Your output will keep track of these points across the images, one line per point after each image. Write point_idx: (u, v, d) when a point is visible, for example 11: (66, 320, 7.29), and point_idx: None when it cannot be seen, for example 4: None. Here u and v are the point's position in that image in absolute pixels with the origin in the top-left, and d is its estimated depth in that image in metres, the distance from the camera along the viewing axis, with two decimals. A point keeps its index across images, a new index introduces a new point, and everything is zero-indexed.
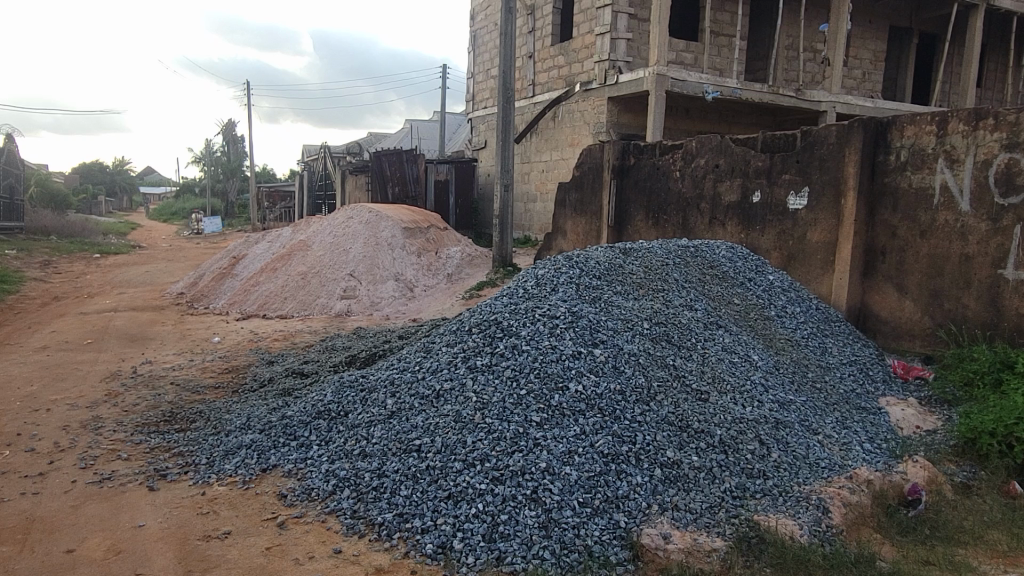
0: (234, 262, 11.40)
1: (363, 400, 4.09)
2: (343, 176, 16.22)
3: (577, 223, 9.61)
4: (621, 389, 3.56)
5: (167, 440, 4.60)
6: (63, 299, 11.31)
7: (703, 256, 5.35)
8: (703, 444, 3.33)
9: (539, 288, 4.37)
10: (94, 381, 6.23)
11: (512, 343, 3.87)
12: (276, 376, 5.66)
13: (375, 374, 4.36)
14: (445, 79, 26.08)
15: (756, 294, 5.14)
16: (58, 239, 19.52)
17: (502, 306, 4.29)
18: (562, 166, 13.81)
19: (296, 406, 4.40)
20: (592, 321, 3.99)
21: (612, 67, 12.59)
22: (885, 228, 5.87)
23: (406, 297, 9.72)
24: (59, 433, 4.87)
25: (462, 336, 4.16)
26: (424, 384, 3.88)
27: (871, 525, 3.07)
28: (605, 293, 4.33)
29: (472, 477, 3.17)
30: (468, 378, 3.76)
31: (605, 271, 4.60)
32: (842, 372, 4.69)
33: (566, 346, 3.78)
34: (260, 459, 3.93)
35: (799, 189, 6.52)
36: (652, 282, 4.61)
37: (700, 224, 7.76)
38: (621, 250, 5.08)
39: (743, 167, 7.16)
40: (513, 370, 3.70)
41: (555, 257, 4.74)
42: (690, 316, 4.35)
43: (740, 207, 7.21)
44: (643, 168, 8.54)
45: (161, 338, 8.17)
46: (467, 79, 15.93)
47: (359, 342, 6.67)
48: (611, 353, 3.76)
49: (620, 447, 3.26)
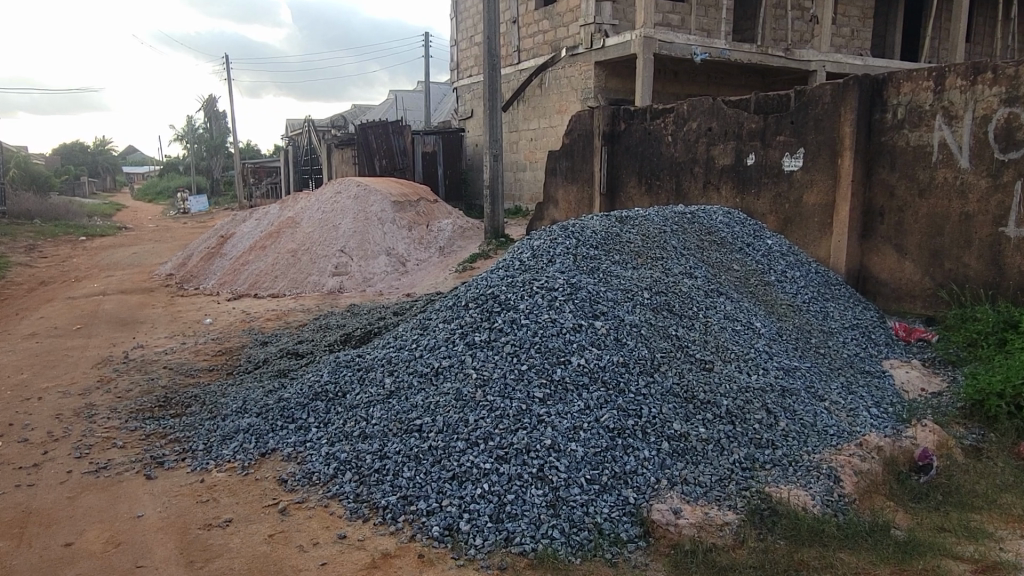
0: (223, 241, 11.23)
1: (361, 380, 4.02)
2: (329, 150, 15.97)
3: (569, 191, 9.50)
4: (624, 361, 3.50)
5: (163, 427, 4.52)
6: (50, 284, 11.14)
7: (701, 222, 5.27)
8: (710, 415, 3.32)
9: (536, 260, 4.26)
10: (85, 367, 6.13)
11: (511, 317, 3.78)
12: (271, 357, 5.58)
13: (372, 353, 4.29)
14: (428, 47, 25.64)
15: (756, 259, 5.08)
16: (43, 222, 19.25)
17: (498, 279, 4.18)
18: (551, 134, 13.63)
19: (292, 388, 4.32)
20: (592, 291, 3.91)
21: (598, 30, 12.36)
22: (883, 188, 5.79)
23: (399, 272, 9.62)
24: (52, 422, 4.78)
25: (458, 311, 4.06)
26: (422, 362, 3.80)
27: (884, 492, 3.14)
28: (604, 263, 4.24)
29: (476, 456, 3.12)
30: (467, 354, 3.68)
31: (603, 239, 4.49)
32: (844, 337, 4.72)
33: (566, 319, 3.70)
34: (258, 443, 3.86)
35: (795, 150, 6.42)
36: (650, 250, 4.52)
37: (694, 189, 7.66)
38: (617, 217, 4.97)
39: (737, 130, 7.05)
40: (512, 344, 3.61)
41: (550, 227, 4.63)
42: (691, 284, 4.28)
43: (734, 170, 7.11)
44: (635, 133, 8.40)
45: (152, 321, 8.06)
46: (451, 47, 15.64)
47: (353, 320, 6.59)
48: (612, 324, 3.69)
49: (626, 421, 3.21)
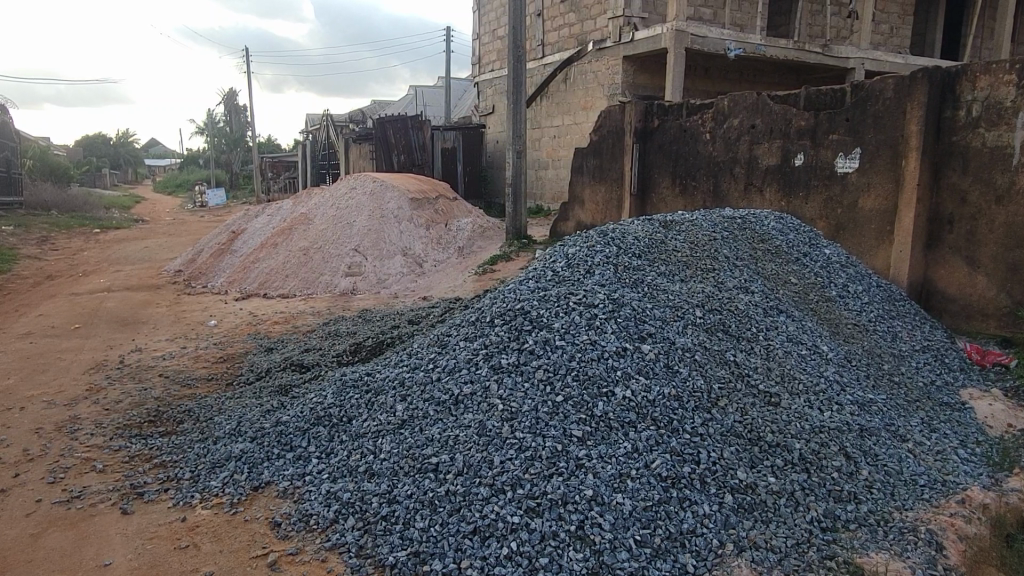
0: (233, 237, 10.79)
1: (370, 404, 3.51)
2: (346, 145, 15.54)
3: (596, 191, 8.97)
4: (678, 395, 2.95)
5: (150, 447, 4.06)
6: (56, 279, 10.76)
7: (752, 227, 4.71)
8: (780, 462, 2.79)
9: (571, 270, 3.70)
10: (77, 374, 5.69)
11: (543, 336, 3.24)
12: (274, 368, 5.09)
13: (382, 372, 3.78)
14: (448, 42, 25.16)
15: (814, 272, 4.52)
16: (59, 213, 18.99)
17: (528, 291, 3.63)
18: (575, 132, 13.11)
19: (291, 410, 3.81)
20: (637, 308, 3.36)
21: (627, 23, 11.82)
22: (954, 193, 5.23)
23: (416, 273, 9.12)
24: (31, 438, 4.33)
25: (481, 327, 3.53)
26: (439, 389, 3.28)
27: (996, 562, 2.55)
28: (649, 274, 3.69)
29: (503, 507, 2.60)
30: (491, 381, 3.15)
31: (647, 247, 3.94)
32: (917, 362, 4.16)
33: (608, 340, 3.16)
34: (251, 474, 3.38)
35: (850, 149, 5.88)
36: (701, 261, 3.96)
37: (734, 191, 7.11)
38: (661, 222, 4.41)
39: (784, 127, 6.50)
40: (545, 369, 3.08)
41: (586, 233, 4.07)
42: (748, 300, 3.71)
43: (781, 171, 6.56)
44: (669, 131, 7.86)
45: (154, 321, 7.62)
46: (473, 40, 15.16)
47: (364, 327, 6.09)
48: (661, 348, 3.15)
49: (682, 468, 2.69)
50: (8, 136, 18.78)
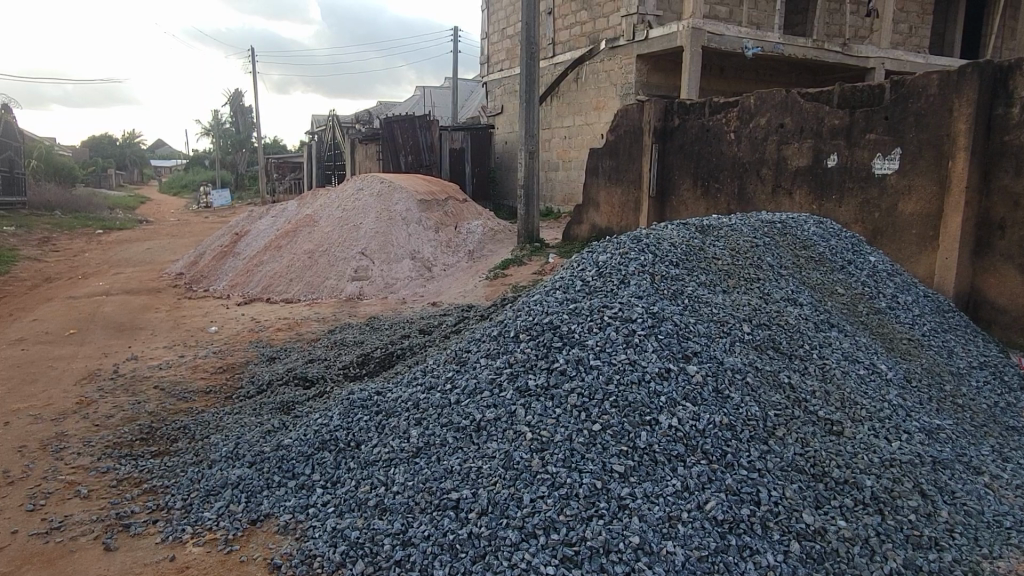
0: (236, 239, 10.48)
1: (380, 428, 3.17)
2: (353, 145, 15.23)
3: (611, 193, 8.63)
4: (730, 424, 2.59)
5: (140, 470, 3.73)
6: (54, 282, 10.47)
7: (793, 232, 4.34)
8: (850, 502, 2.41)
9: (603, 279, 3.34)
10: (68, 384, 5.36)
11: (575, 354, 2.88)
12: (276, 381, 4.75)
13: (394, 391, 3.43)
14: (456, 41, 24.80)
15: (861, 281, 4.16)
16: (63, 214, 18.73)
17: (556, 303, 3.27)
18: (587, 132, 12.76)
19: (293, 432, 3.46)
20: (680, 323, 3.00)
21: (641, 21, 11.49)
22: (1005, 196, 4.88)
23: (424, 277, 8.78)
24: (12, 457, 4.00)
25: (504, 343, 3.18)
26: (458, 414, 2.93)
27: None
28: (689, 284, 3.33)
29: (534, 554, 2.23)
30: (518, 406, 2.80)
31: (685, 254, 3.57)
32: (976, 380, 3.78)
33: (649, 360, 2.80)
34: (249, 506, 3.03)
35: (889, 149, 5.56)
36: (743, 269, 3.59)
37: (760, 193, 6.77)
38: (696, 227, 4.06)
39: (816, 126, 6.18)
40: (578, 393, 2.72)
41: (617, 239, 3.72)
42: (797, 314, 3.35)
43: (812, 173, 6.23)
44: (691, 130, 7.52)
45: (152, 327, 7.31)
46: (481, 39, 14.84)
47: (372, 336, 5.76)
48: (709, 370, 2.78)
49: (741, 510, 2.31)
50: (13, 136, 18.54)
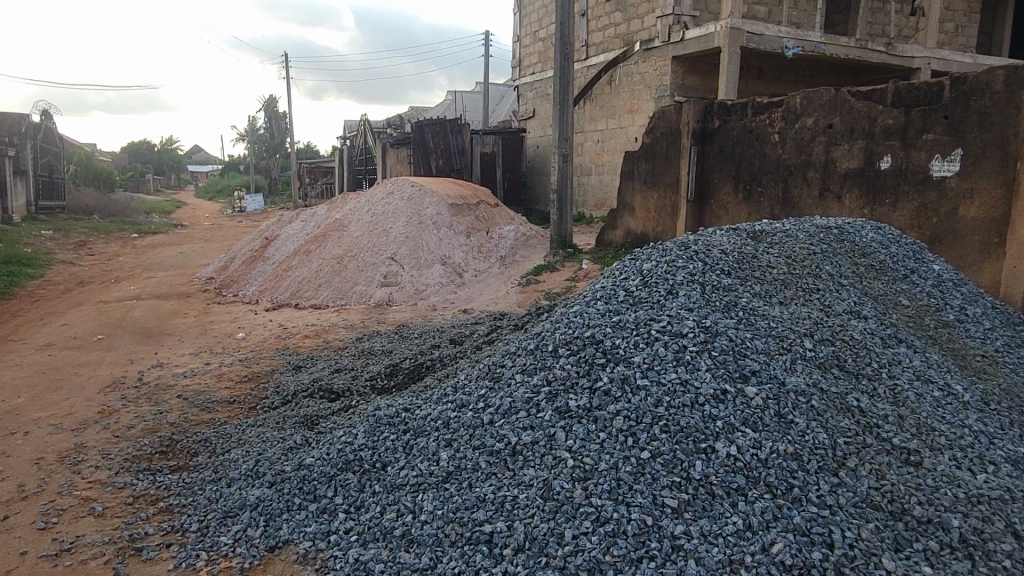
0: (266, 244, 10.40)
1: (408, 449, 2.95)
2: (384, 149, 15.13)
3: (647, 197, 8.33)
4: (796, 453, 2.31)
5: (157, 486, 3.55)
6: (87, 285, 10.48)
7: (850, 238, 4.04)
8: (934, 545, 2.07)
9: (649, 289, 3.08)
10: (91, 392, 5.24)
11: (620, 372, 2.63)
12: (300, 392, 4.56)
13: (423, 408, 3.21)
14: (487, 45, 24.55)
15: (926, 292, 3.84)
16: (101, 218, 18.94)
17: (597, 314, 3.02)
18: (620, 136, 12.48)
19: (317, 450, 3.26)
20: (735, 339, 2.73)
21: (677, 22, 11.18)
22: None
23: (455, 283, 8.58)
24: (29, 470, 3.86)
25: (542, 358, 2.93)
26: (492, 436, 2.69)
27: None
28: (743, 295, 3.05)
29: None
30: (557, 429, 2.56)
31: (737, 262, 3.30)
32: None
33: (703, 380, 2.53)
34: (267, 531, 2.82)
35: (949, 150, 5.23)
36: (801, 279, 3.30)
37: (807, 198, 6.44)
38: (748, 232, 3.77)
39: (868, 126, 5.85)
40: (624, 416, 2.47)
41: (663, 246, 3.46)
42: (863, 328, 3.06)
43: (863, 176, 5.90)
44: (732, 132, 7.21)
45: (180, 333, 7.20)
46: (513, 43, 14.64)
47: (401, 345, 5.55)
48: (770, 392, 2.51)
49: (812, 554, 2.01)
50: (53, 141, 18.79)
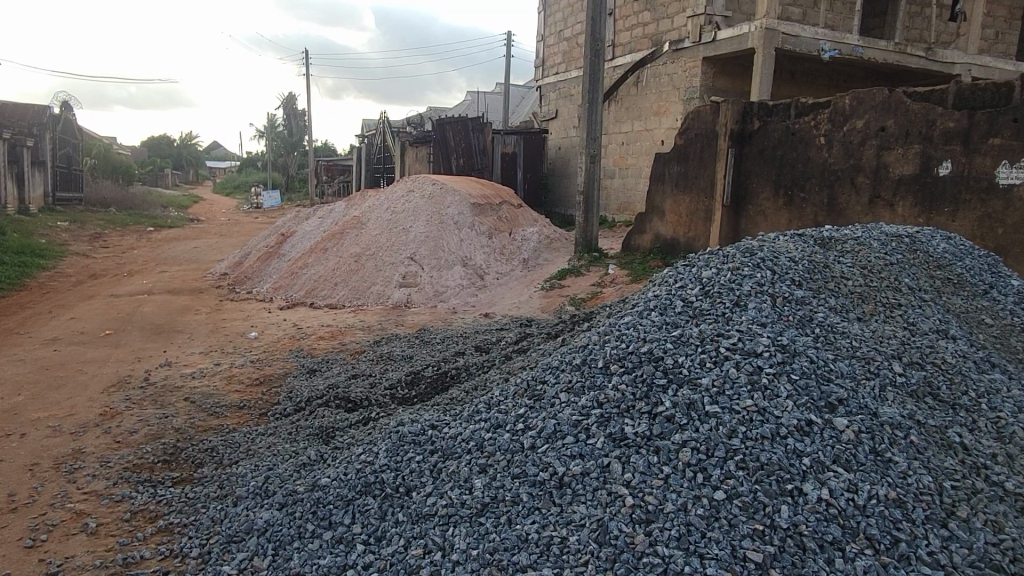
0: (282, 240, 10.13)
1: (437, 473, 2.61)
2: (403, 148, 14.84)
3: (679, 201, 7.93)
4: (899, 499, 1.95)
5: (157, 500, 3.24)
6: (99, 278, 10.23)
7: (923, 248, 3.67)
8: None
9: (713, 300, 2.73)
10: (95, 392, 4.95)
11: (686, 396, 2.29)
12: (315, 400, 4.23)
13: (453, 425, 2.87)
14: (509, 44, 24.19)
15: (1011, 310, 3.43)
16: (118, 210, 18.75)
17: (654, 326, 2.68)
18: (646, 138, 12.09)
19: (333, 469, 2.92)
20: (817, 360, 2.38)
21: (709, 22, 10.82)
22: None
23: (476, 286, 8.25)
24: (20, 478, 3.56)
25: (591, 375, 2.59)
26: (534, 463, 2.35)
27: None
28: (818, 309, 2.70)
29: None
30: (612, 459, 2.21)
31: (808, 272, 2.95)
32: None
33: (784, 409, 2.18)
34: (275, 562, 2.48)
35: (1018, 156, 4.95)
36: (879, 293, 2.94)
37: (855, 205, 6.08)
38: (815, 240, 3.43)
39: (926, 130, 5.50)
40: (692, 448, 2.13)
41: (725, 252, 3.12)
42: (954, 350, 2.68)
43: (919, 182, 5.55)
44: (773, 134, 6.81)
45: (190, 330, 6.91)
46: (536, 42, 14.31)
47: (422, 350, 5.21)
48: (863, 425, 2.15)
49: None
50: (72, 133, 18.62)
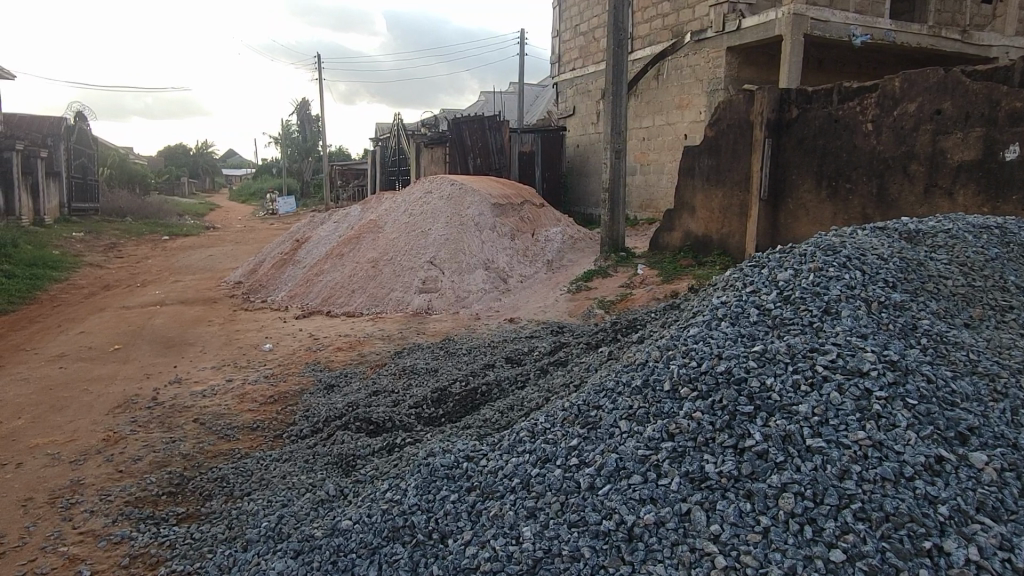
0: (298, 246, 9.81)
1: (477, 517, 2.22)
2: (418, 149, 14.50)
3: (711, 196, 7.49)
4: None
5: (160, 541, 2.89)
6: (112, 290, 9.96)
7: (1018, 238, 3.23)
8: None
9: (796, 309, 2.35)
10: (99, 414, 4.62)
11: (781, 428, 1.90)
12: (335, 420, 3.87)
13: (494, 455, 2.49)
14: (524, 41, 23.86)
15: None
16: (134, 220, 18.56)
17: (729, 340, 2.29)
18: (669, 133, 11.64)
19: (355, 508, 2.54)
20: (935, 380, 1.99)
21: (732, 10, 10.36)
22: None
23: (500, 290, 7.87)
24: (11, 516, 3.22)
25: (657, 401, 2.21)
26: (595, 509, 1.95)
27: None
28: (922, 316, 2.31)
29: None
30: (693, 506, 1.82)
31: (902, 273, 2.55)
32: None
33: (906, 443, 1.79)
34: None
35: None
36: (985, 296, 2.53)
37: (908, 195, 5.64)
38: (898, 234, 3.03)
39: (989, 111, 5.06)
40: (795, 494, 1.73)
41: (802, 251, 2.73)
42: None
43: (982, 168, 5.11)
44: (814, 121, 6.37)
45: (202, 343, 6.58)
46: (552, 38, 13.91)
47: (448, 362, 4.83)
48: (1005, 461, 1.74)
49: None
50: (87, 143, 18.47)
